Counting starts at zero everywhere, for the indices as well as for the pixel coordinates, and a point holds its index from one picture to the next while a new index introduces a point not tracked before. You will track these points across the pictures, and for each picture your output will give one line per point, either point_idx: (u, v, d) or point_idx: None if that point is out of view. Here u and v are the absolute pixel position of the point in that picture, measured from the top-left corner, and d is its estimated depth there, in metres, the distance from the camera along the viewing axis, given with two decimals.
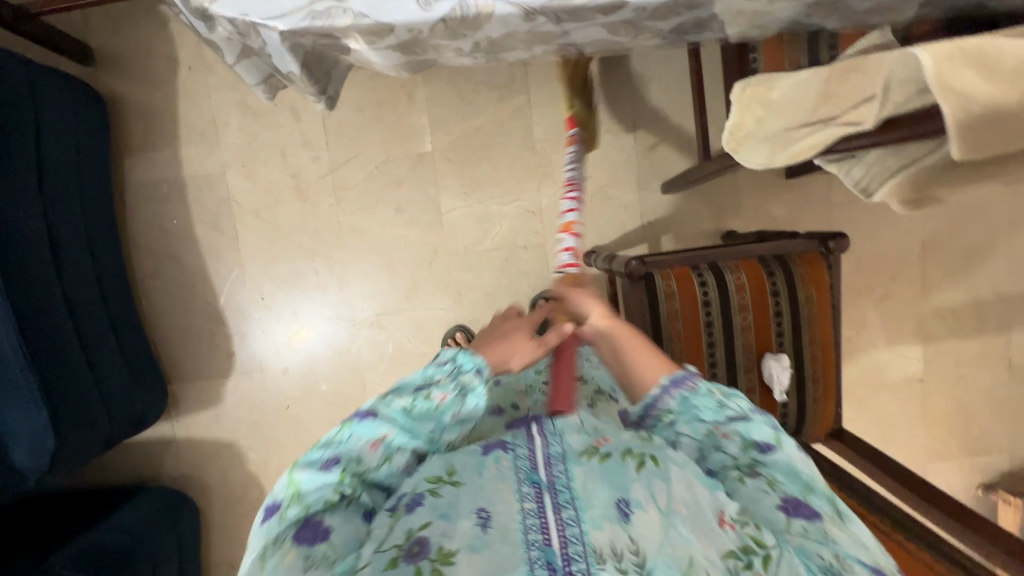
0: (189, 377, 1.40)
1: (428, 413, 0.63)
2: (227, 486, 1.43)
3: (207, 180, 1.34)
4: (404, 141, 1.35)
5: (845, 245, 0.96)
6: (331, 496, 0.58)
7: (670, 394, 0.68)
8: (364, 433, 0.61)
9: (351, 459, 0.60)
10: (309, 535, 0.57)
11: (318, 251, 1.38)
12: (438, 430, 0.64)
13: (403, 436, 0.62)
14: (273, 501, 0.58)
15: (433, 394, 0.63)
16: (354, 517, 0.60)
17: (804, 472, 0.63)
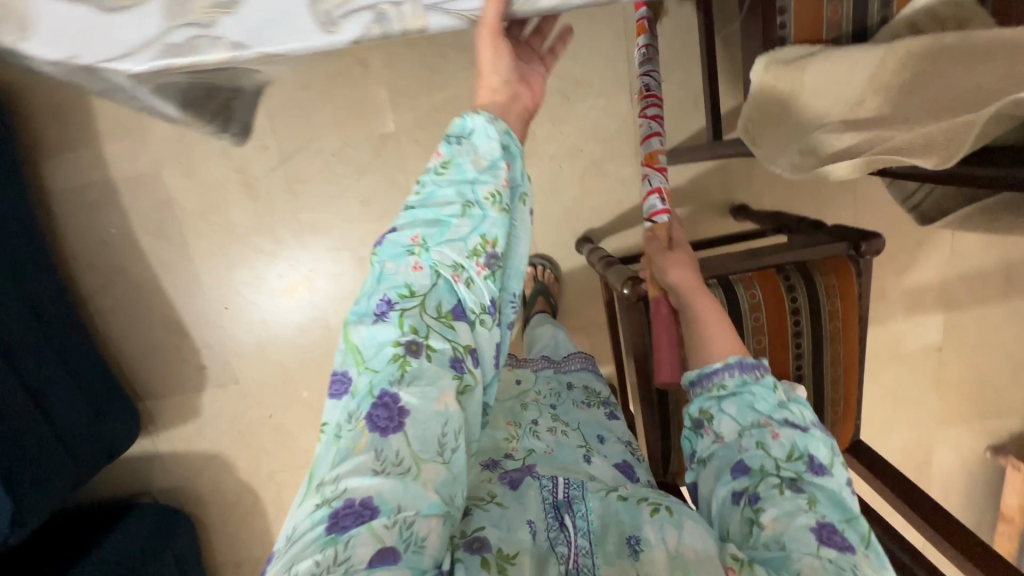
0: (161, 393, 1.31)
1: (455, 214, 0.52)
2: (219, 494, 1.40)
3: (142, 180, 1.16)
4: (361, 120, 1.16)
5: (880, 248, 0.82)
6: (394, 347, 0.51)
7: (732, 373, 0.62)
8: (397, 259, 0.53)
9: (400, 293, 0.52)
10: (383, 414, 0.50)
11: (280, 252, 1.23)
12: (478, 224, 0.52)
13: (433, 232, 0.53)
14: (339, 378, 0.54)
15: (440, 161, 0.53)
16: (428, 363, 0.51)
17: (850, 509, 0.54)
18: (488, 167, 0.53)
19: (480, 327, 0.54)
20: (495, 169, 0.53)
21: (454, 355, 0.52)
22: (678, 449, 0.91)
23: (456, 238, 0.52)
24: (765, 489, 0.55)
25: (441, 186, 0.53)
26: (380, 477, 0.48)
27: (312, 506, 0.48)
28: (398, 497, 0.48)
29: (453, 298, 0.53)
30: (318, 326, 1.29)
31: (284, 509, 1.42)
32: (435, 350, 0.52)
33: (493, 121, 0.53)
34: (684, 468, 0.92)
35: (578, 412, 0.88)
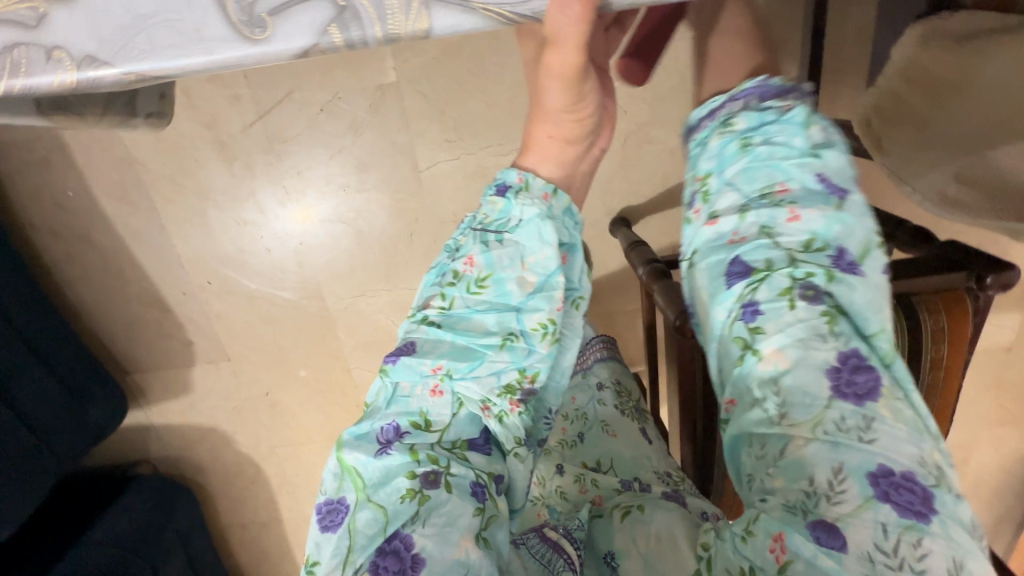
0: (148, 366, 1.21)
1: (495, 335, 0.49)
2: (219, 466, 1.35)
3: (94, 135, 0.97)
4: (353, 68, 0.93)
5: (1010, 282, 0.64)
6: (407, 482, 0.45)
7: (741, 121, 0.54)
8: (414, 381, 0.49)
9: (415, 423, 0.48)
10: (394, 566, 0.42)
11: (264, 222, 1.06)
12: (518, 352, 0.49)
13: (461, 362, 0.49)
14: (332, 507, 0.46)
15: (472, 273, 0.51)
16: (449, 493, 0.45)
17: (868, 308, 0.46)
18: (536, 281, 0.51)
19: (511, 458, 0.50)
20: (543, 285, 0.50)
21: (476, 481, 0.46)
22: (722, 496, 0.78)
23: (488, 372, 0.49)
24: (774, 294, 0.46)
25: (478, 303, 0.50)
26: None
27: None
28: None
29: (478, 426, 0.50)
30: (312, 303, 1.15)
31: (287, 480, 1.37)
32: (455, 477, 0.46)
33: (542, 219, 0.51)
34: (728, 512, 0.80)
35: (606, 446, 0.75)
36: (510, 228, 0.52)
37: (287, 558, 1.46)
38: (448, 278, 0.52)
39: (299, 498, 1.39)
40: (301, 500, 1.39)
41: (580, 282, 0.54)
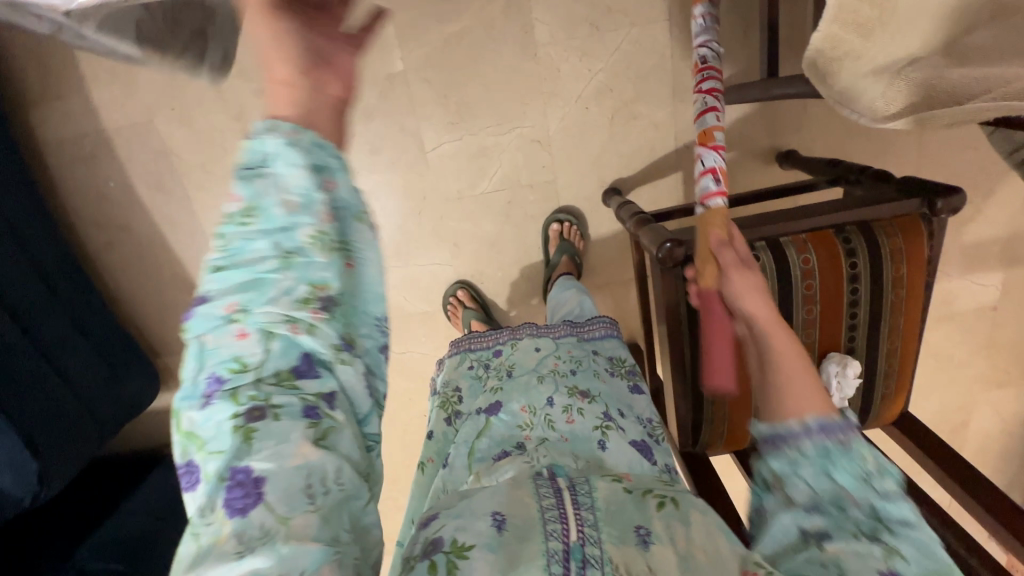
0: (178, 350, 1.30)
1: (271, 260, 0.41)
2: None
3: (136, 131, 1.09)
4: (366, 59, 1.04)
5: (959, 205, 0.72)
6: (229, 424, 0.40)
7: (813, 437, 0.51)
8: (215, 332, 0.40)
9: (230, 366, 0.41)
10: (240, 496, 0.40)
11: None
12: (304, 270, 0.42)
13: (252, 293, 0.41)
14: (184, 467, 0.42)
15: (238, 208, 0.41)
16: (277, 425, 0.41)
17: (941, 563, 0.48)
18: (298, 203, 0.42)
19: (340, 368, 0.44)
20: (309, 203, 0.42)
21: (304, 405, 0.43)
22: (710, 424, 0.85)
23: (281, 296, 0.41)
24: (840, 533, 0.49)
25: (246, 240, 0.41)
26: (248, 558, 0.39)
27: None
28: (278, 566, 0.40)
29: (295, 352, 0.42)
30: None
31: None
32: (285, 411, 0.42)
33: (300, 135, 0.42)
34: (717, 441, 0.87)
35: (597, 385, 0.84)
36: (264, 160, 0.42)
37: None
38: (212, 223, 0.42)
39: None
40: None
41: (355, 195, 0.45)
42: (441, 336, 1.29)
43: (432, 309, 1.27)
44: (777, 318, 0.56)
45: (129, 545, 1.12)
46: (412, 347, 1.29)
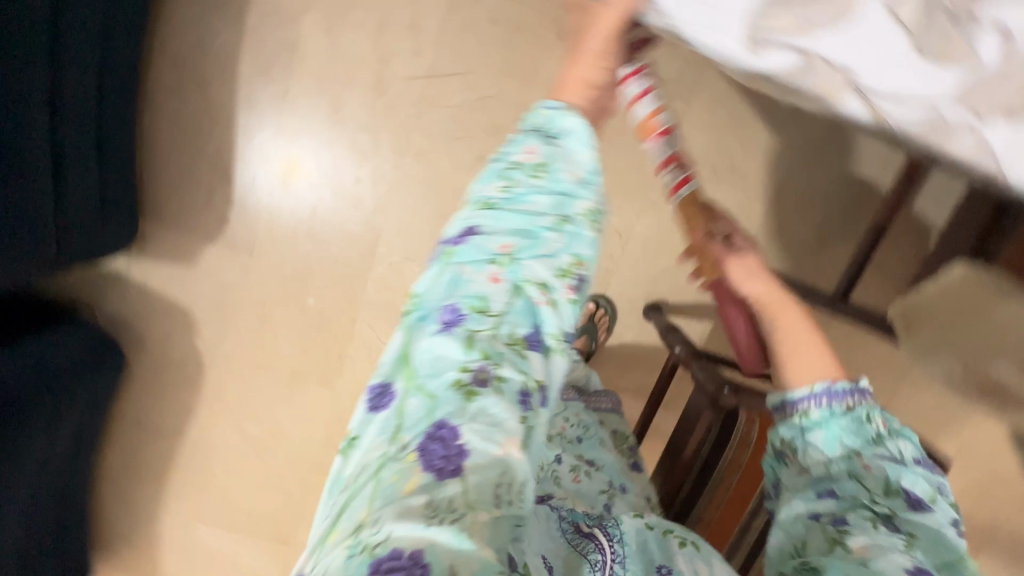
0: (167, 224, 1.19)
1: (551, 214, 0.41)
2: (165, 351, 1.28)
3: (278, 16, 1.07)
4: (524, 86, 1.08)
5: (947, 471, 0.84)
6: (456, 376, 0.36)
7: (820, 401, 0.51)
8: (472, 263, 0.40)
9: (470, 306, 0.38)
10: (439, 453, 0.34)
11: (369, 158, 1.14)
12: (573, 236, 0.41)
13: (526, 241, 0.40)
14: (375, 391, 0.38)
15: (533, 154, 0.43)
16: (500, 398, 0.36)
17: (957, 556, 0.46)
18: (582, 177, 0.43)
19: (563, 362, 0.40)
20: (594, 181, 0.44)
21: (524, 392, 0.37)
22: None
23: (549, 252, 0.40)
24: (857, 518, 0.47)
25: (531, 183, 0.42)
26: (432, 527, 0.31)
27: (348, 530, 0.32)
28: (454, 554, 0.30)
29: (532, 320, 0.39)
30: (364, 247, 1.20)
31: (221, 394, 1.32)
32: (507, 385, 0.36)
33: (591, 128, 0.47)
34: None
35: (600, 453, 0.84)
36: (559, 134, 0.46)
37: (171, 468, 1.39)
38: (502, 164, 0.44)
39: (220, 417, 1.34)
40: (221, 419, 1.34)
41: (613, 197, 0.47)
42: None
43: None
44: (779, 299, 0.58)
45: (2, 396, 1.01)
46: None
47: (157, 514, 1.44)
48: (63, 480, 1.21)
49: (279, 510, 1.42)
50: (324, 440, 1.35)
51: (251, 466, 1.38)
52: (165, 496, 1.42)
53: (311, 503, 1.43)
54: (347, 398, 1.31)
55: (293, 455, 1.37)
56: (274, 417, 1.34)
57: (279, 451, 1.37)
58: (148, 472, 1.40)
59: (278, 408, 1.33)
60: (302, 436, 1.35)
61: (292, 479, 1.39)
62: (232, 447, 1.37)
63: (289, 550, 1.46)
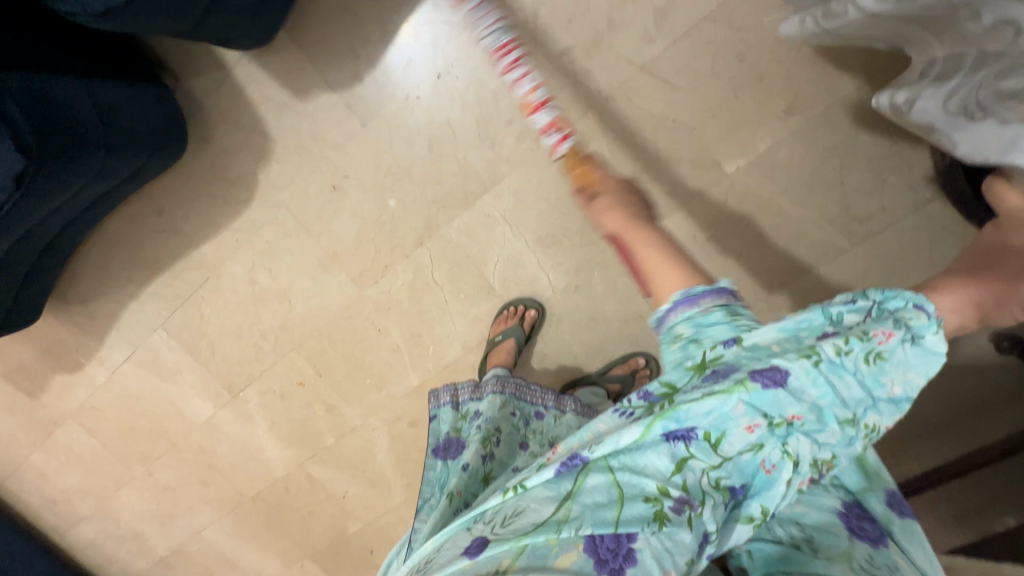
0: (303, 44, 1.08)
1: (843, 412, 0.47)
2: (224, 160, 1.18)
3: None
4: (721, 134, 1.00)
5: None
6: (659, 493, 0.47)
7: None
8: (746, 408, 0.47)
9: (707, 436, 0.48)
10: (608, 544, 0.45)
11: (535, 105, 1.04)
12: (843, 441, 0.48)
13: (811, 420, 0.47)
14: (574, 459, 0.49)
15: (879, 347, 0.47)
16: (686, 529, 0.46)
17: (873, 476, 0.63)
18: (895, 391, 0.48)
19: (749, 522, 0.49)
20: (899, 404, 0.48)
21: (707, 534, 0.46)
22: None
23: (819, 438, 0.48)
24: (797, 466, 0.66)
25: (850, 373, 0.47)
26: None
27: (489, 568, 0.45)
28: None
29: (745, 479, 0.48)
30: (475, 183, 1.11)
31: (251, 231, 1.23)
32: (701, 521, 0.46)
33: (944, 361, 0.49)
34: None
35: None
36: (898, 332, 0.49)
37: (163, 268, 1.31)
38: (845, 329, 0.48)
39: (238, 252, 1.26)
40: (239, 254, 1.26)
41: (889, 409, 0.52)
42: (473, 314, 1.20)
43: (497, 295, 1.18)
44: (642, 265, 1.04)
45: (65, 131, 0.88)
46: (447, 290, 1.19)
47: (127, 298, 1.37)
48: (62, 225, 1.12)
49: (244, 362, 1.37)
50: (321, 328, 1.29)
51: (239, 310, 1.31)
52: (143, 288, 1.35)
53: (272, 375, 1.37)
54: (368, 307, 1.25)
55: (286, 325, 1.31)
56: (288, 282, 1.26)
57: (274, 314, 1.30)
58: (139, 256, 1.32)
59: (298, 276, 1.25)
60: (304, 313, 1.29)
61: (271, 345, 1.34)
62: (232, 284, 1.29)
63: (230, 400, 1.42)
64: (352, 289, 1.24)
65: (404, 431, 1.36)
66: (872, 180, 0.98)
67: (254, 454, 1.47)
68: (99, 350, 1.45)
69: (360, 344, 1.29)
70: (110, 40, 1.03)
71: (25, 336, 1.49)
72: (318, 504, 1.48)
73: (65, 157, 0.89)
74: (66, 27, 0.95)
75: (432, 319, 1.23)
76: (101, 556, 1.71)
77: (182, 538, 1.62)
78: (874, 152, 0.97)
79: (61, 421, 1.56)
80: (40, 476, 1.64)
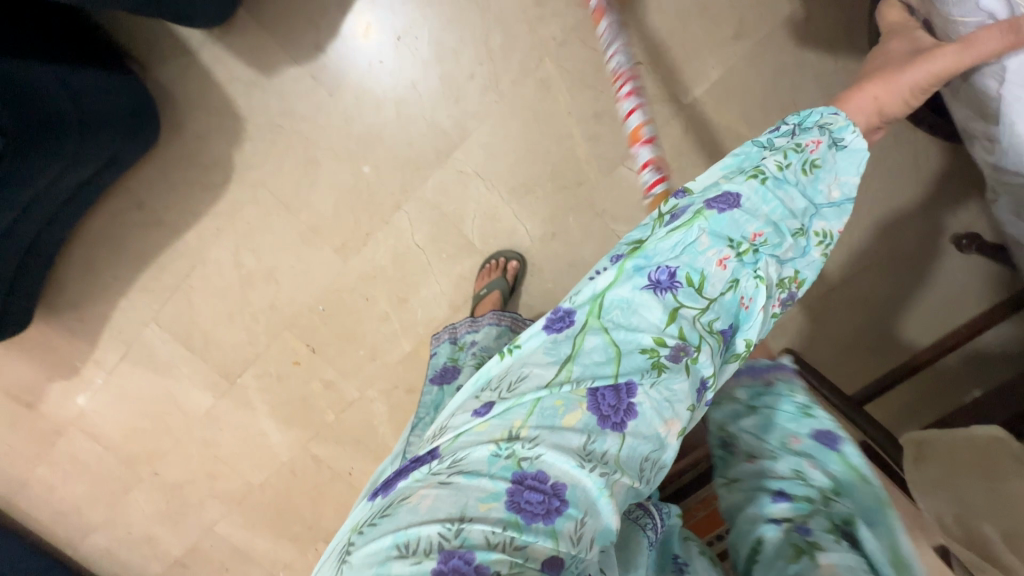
0: (264, 21, 1.11)
1: (795, 223, 0.53)
2: (198, 144, 1.20)
3: None
4: (674, 67, 1.05)
5: None
6: (654, 343, 0.49)
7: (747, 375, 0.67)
8: (713, 242, 0.51)
9: (688, 280, 0.51)
10: (610, 398, 0.47)
11: (494, 59, 1.08)
12: (800, 252, 0.53)
13: (772, 241, 0.52)
14: (562, 313, 0.52)
15: (812, 154, 0.54)
16: (683, 376, 0.48)
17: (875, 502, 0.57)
18: (836, 197, 0.55)
19: (734, 359, 0.52)
20: (841, 206, 0.55)
21: (704, 377, 0.49)
22: None
23: (781, 259, 0.52)
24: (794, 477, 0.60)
25: (793, 184, 0.53)
26: (583, 469, 0.44)
27: (500, 432, 0.46)
28: (589, 502, 0.43)
29: (733, 318, 0.51)
30: (446, 141, 1.14)
31: (231, 214, 1.26)
32: (698, 363, 0.49)
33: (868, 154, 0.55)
34: None
35: None
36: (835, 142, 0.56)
37: (149, 260, 1.33)
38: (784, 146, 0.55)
39: (221, 237, 1.28)
40: (222, 239, 1.28)
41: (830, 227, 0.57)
42: (457, 273, 1.23)
43: (478, 251, 1.21)
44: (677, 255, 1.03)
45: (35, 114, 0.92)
46: (428, 251, 1.22)
47: (116, 296, 1.39)
48: (46, 219, 1.15)
49: (237, 348, 1.39)
50: (310, 304, 1.32)
51: (228, 295, 1.33)
52: (131, 284, 1.36)
53: (267, 357, 1.39)
54: (354, 278, 1.27)
55: (276, 305, 1.33)
56: (274, 261, 1.29)
57: (263, 295, 1.32)
58: (124, 252, 1.33)
59: (283, 254, 1.28)
60: (291, 290, 1.31)
61: (263, 326, 1.36)
62: (218, 270, 1.31)
63: (228, 388, 1.44)
64: (336, 261, 1.26)
65: (402, 399, 1.38)
66: (823, 95, 1.03)
67: (258, 440, 1.49)
68: (94, 352, 1.46)
69: (351, 316, 1.32)
70: (74, 32, 1.06)
71: (18, 347, 1.50)
72: (326, 484, 1.50)
73: (38, 137, 0.92)
74: (30, 18, 0.98)
75: (418, 283, 1.26)
76: (115, 564, 1.71)
77: (195, 536, 1.63)
78: (821, 69, 1.01)
79: (64, 429, 1.57)
80: (47, 489, 1.65)
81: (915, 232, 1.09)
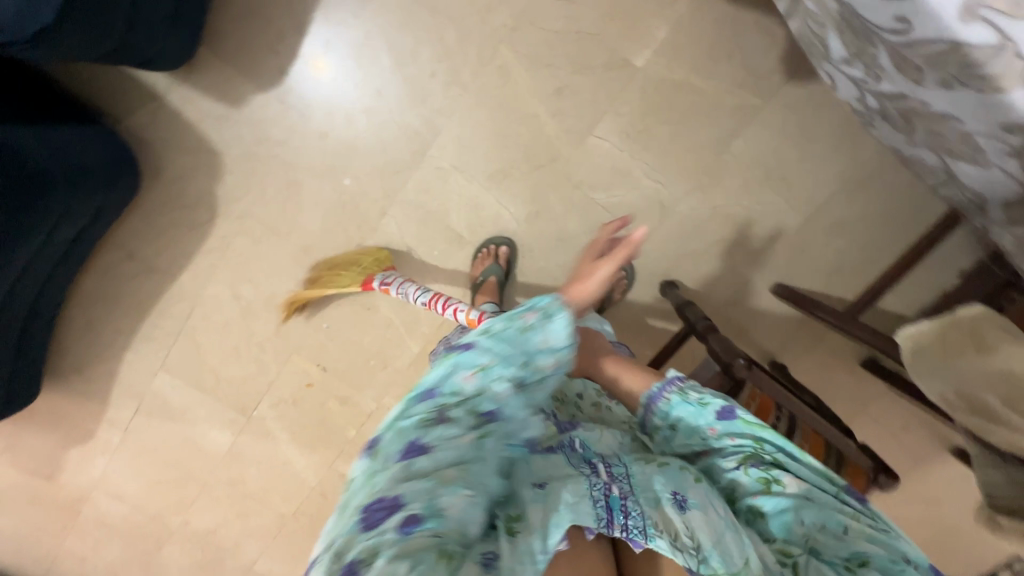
0: (225, 57, 1.15)
1: (514, 357, 0.58)
2: (179, 186, 1.23)
3: None
4: (622, 34, 1.11)
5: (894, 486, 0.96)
6: (377, 460, 0.53)
7: (660, 400, 0.71)
8: (422, 393, 0.57)
9: (417, 426, 0.54)
10: (379, 505, 0.49)
11: (451, 55, 1.13)
12: (507, 368, 0.57)
13: (476, 358, 0.57)
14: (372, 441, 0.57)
15: (527, 322, 0.59)
16: (414, 473, 0.51)
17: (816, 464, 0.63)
18: (552, 344, 0.59)
19: (486, 438, 0.55)
20: (555, 345, 0.59)
21: (449, 474, 0.51)
22: None
23: (483, 379, 0.56)
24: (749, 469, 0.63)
25: (480, 347, 0.58)
26: (362, 536, 0.47)
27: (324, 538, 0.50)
28: (370, 553, 0.45)
29: (436, 445, 0.52)
30: (420, 141, 1.18)
31: (223, 250, 1.28)
32: (440, 454, 0.52)
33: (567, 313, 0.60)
34: None
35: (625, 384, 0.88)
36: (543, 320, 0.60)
37: (148, 309, 1.34)
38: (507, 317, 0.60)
39: (216, 273, 1.30)
40: (217, 275, 1.30)
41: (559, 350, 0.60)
42: (452, 267, 1.26)
43: (468, 242, 1.24)
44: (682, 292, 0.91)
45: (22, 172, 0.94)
46: (421, 251, 1.25)
47: (120, 351, 1.39)
48: (42, 281, 1.16)
49: (248, 381, 1.40)
50: (314, 324, 1.34)
51: (232, 330, 1.35)
52: (133, 336, 1.37)
53: (279, 385, 1.41)
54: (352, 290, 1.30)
55: (281, 331, 1.35)
56: (272, 287, 1.31)
57: (266, 323, 1.34)
58: (121, 305, 1.35)
59: (279, 279, 1.30)
60: (293, 313, 1.33)
61: (271, 354, 1.37)
62: (219, 306, 1.33)
63: (246, 423, 1.45)
64: (332, 277, 1.28)
65: None
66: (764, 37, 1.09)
67: (283, 470, 1.50)
68: (105, 411, 1.46)
69: (356, 328, 1.34)
70: (42, 94, 1.09)
71: (29, 421, 1.50)
72: None
73: (28, 195, 0.95)
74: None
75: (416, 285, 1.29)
76: None
77: None
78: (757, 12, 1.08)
79: (87, 496, 1.55)
80: (78, 561, 1.63)
81: (874, 150, 1.15)
